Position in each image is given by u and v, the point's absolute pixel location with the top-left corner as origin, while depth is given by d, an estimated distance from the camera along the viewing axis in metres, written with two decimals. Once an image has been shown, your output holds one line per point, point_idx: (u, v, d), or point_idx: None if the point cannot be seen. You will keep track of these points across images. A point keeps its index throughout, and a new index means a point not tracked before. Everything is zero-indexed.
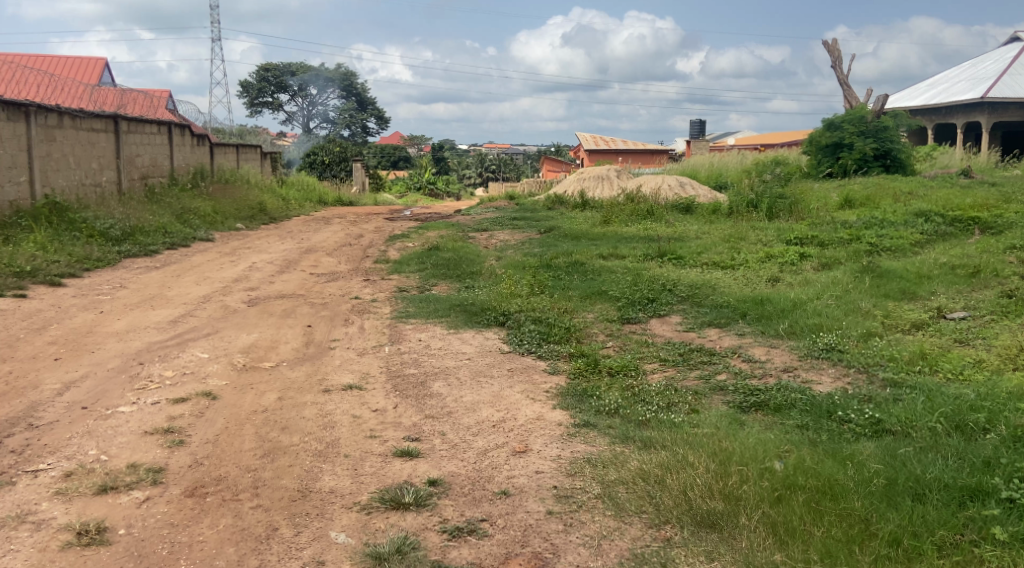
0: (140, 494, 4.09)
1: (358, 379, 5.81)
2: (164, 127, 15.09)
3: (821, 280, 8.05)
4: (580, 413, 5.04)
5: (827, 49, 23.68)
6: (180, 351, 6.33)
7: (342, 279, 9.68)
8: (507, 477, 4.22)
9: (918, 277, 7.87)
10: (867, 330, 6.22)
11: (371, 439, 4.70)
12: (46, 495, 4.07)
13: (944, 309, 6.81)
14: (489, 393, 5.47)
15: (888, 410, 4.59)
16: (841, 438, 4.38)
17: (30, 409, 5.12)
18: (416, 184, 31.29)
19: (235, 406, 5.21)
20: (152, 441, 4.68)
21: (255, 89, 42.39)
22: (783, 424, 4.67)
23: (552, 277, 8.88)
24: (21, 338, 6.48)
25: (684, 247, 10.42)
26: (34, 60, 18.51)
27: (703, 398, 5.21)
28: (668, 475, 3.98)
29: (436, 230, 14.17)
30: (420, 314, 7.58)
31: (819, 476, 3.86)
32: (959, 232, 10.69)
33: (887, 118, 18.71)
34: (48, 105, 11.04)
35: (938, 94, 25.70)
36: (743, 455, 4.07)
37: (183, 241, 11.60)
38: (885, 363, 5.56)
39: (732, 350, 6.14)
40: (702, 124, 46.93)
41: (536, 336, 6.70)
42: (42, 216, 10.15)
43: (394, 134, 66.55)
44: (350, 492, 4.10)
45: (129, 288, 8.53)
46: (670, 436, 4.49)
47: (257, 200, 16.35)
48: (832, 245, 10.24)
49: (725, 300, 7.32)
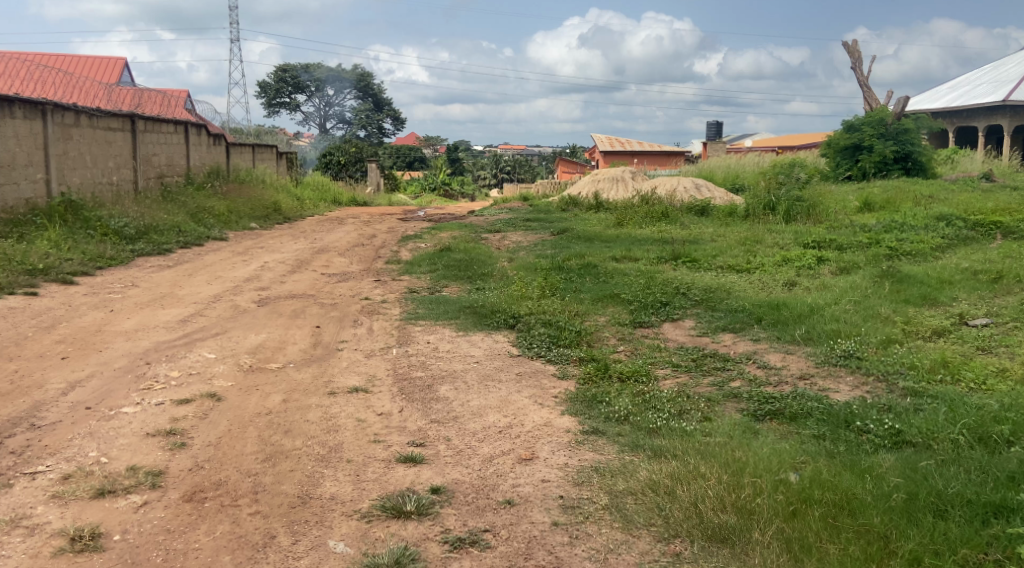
0: (138, 498, 4.00)
1: (364, 381, 5.71)
2: (181, 126, 15.06)
3: (839, 284, 7.89)
4: (589, 420, 4.92)
5: (848, 51, 23.47)
6: (188, 351, 6.25)
7: (353, 279, 9.61)
8: (513, 486, 4.11)
9: (939, 283, 7.71)
10: (886, 337, 6.07)
11: (375, 444, 4.60)
12: (43, 499, 3.99)
13: (966, 316, 6.64)
14: (496, 398, 5.36)
15: (909, 421, 4.44)
16: (859, 449, 4.24)
17: (34, 408, 5.05)
18: (431, 184, 31.21)
19: (239, 408, 5.13)
20: (153, 443, 4.59)
21: (273, 89, 42.59)
22: (799, 434, 4.53)
23: (564, 279, 8.78)
24: (29, 337, 6.42)
25: (699, 250, 10.30)
26: (54, 59, 18.57)
27: (715, 405, 5.08)
28: (679, 486, 3.86)
29: (450, 229, 14.19)
30: (429, 316, 7.48)
31: (836, 489, 3.73)
32: (981, 236, 10.50)
33: (909, 120, 18.52)
34: (66, 104, 11.02)
35: (958, 97, 25.43)
36: (756, 467, 3.94)
37: (196, 240, 11.54)
38: (905, 370, 5.41)
39: (746, 356, 6.00)
40: (719, 126, 46.74)
41: (546, 340, 6.58)
42: (56, 214, 10.12)
43: (410, 135, 66.74)
44: (351, 499, 4.00)
45: (140, 286, 8.48)
46: (682, 445, 4.37)
47: (271, 200, 16.31)
48: (851, 249, 10.07)
49: (741, 305, 7.18)
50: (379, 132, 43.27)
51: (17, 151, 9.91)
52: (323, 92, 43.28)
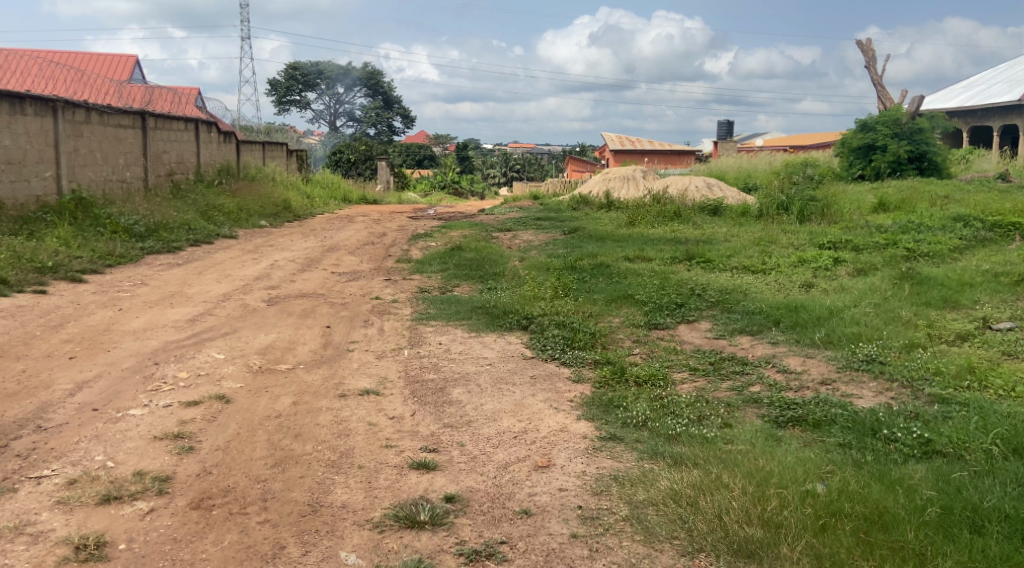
0: (144, 505, 3.90)
1: (376, 384, 5.60)
2: (192, 123, 14.99)
3: (857, 286, 7.75)
4: (606, 425, 4.80)
5: (861, 50, 23.26)
6: (196, 351, 6.15)
7: (363, 278, 9.50)
8: (529, 495, 3.99)
9: (960, 285, 7.56)
10: (910, 341, 5.93)
11: (387, 449, 4.49)
12: (48, 505, 3.89)
13: (990, 319, 6.49)
14: (510, 401, 5.24)
15: (938, 429, 4.32)
16: (888, 459, 4.11)
17: (40, 410, 4.96)
18: (441, 184, 31.04)
19: (248, 411, 5.02)
20: (160, 447, 4.49)
21: (284, 87, 42.66)
22: (823, 442, 4.41)
23: (577, 279, 8.66)
24: (37, 336, 6.34)
25: (713, 250, 10.16)
26: (65, 56, 18.55)
27: (735, 411, 4.95)
28: (702, 497, 3.74)
29: (459, 229, 13.92)
30: (440, 316, 7.37)
31: (866, 502, 3.61)
32: (1000, 237, 10.33)
33: (924, 119, 18.32)
34: (76, 101, 10.95)
35: (973, 97, 25.19)
36: (782, 476, 3.82)
37: (206, 238, 11.43)
38: (931, 376, 5.27)
39: (765, 360, 5.86)
40: (730, 125, 46.58)
41: (560, 342, 6.45)
42: (67, 212, 10.06)
43: (420, 134, 66.67)
44: (363, 507, 3.89)
45: (150, 285, 8.39)
46: (702, 452, 4.24)
47: (281, 197, 16.23)
48: (868, 250, 9.91)
49: (758, 307, 7.03)
50: (389, 131, 43.24)
51: (28, 148, 9.84)
52: (333, 91, 43.30)
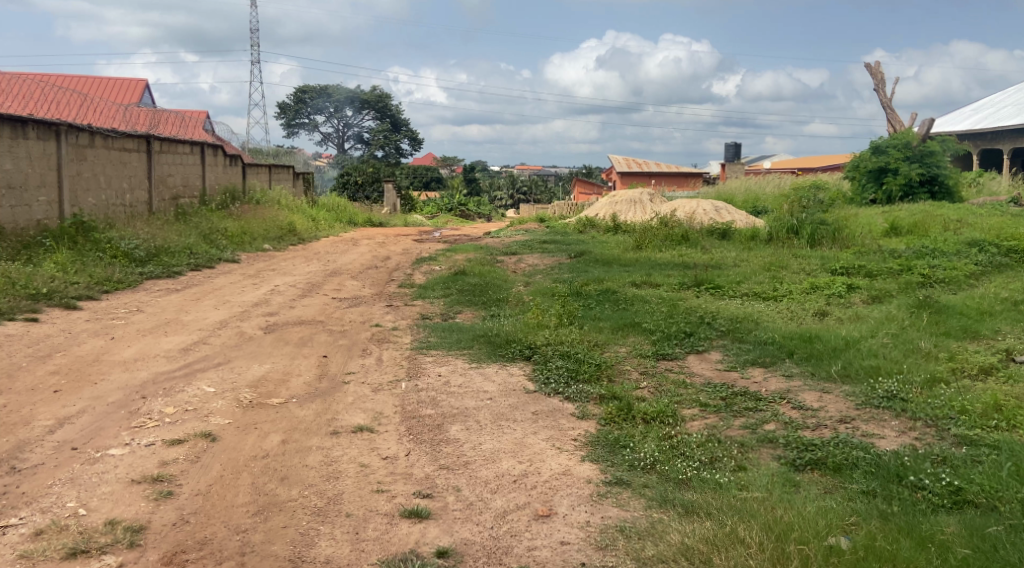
0: (112, 560, 3.65)
1: (370, 420, 5.32)
2: (197, 147, 14.82)
3: (873, 315, 7.46)
4: (611, 468, 4.51)
5: (870, 72, 23.00)
6: (186, 384, 5.87)
7: (364, 304, 9.25)
8: (528, 549, 3.72)
9: (979, 314, 7.26)
10: (931, 376, 5.61)
11: (377, 495, 4.21)
12: (9, 559, 3.63)
13: (1013, 351, 6.19)
14: (510, 441, 4.94)
15: (967, 475, 4.04)
16: (916, 509, 3.82)
17: (16, 449, 4.69)
18: (448, 206, 30.71)
19: (234, 450, 4.75)
20: (137, 492, 4.21)
21: (293, 110, 43.11)
22: (845, 489, 4.12)
23: (583, 306, 8.37)
24: (22, 367, 6.09)
25: (722, 275, 9.89)
26: (74, 80, 18.46)
27: (749, 452, 4.65)
28: (716, 554, 3.48)
29: (465, 252, 13.72)
30: (440, 345, 7.10)
31: (893, 562, 3.35)
32: (1016, 263, 10.05)
33: (934, 142, 18.00)
34: (81, 124, 10.80)
35: (984, 119, 24.93)
36: (803, 530, 3.55)
37: (207, 263, 11.18)
38: (956, 416, 4.96)
39: (779, 395, 5.56)
40: (736, 149, 46.51)
41: (563, 375, 6.16)
42: (66, 236, 9.84)
43: (429, 156, 66.87)
44: (348, 564, 3.63)
45: (145, 312, 8.15)
46: (716, 500, 3.95)
47: (286, 221, 15.99)
48: (881, 276, 9.62)
49: (770, 337, 6.74)
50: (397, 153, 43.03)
51: (29, 172, 9.67)
52: (342, 113, 43.31)
